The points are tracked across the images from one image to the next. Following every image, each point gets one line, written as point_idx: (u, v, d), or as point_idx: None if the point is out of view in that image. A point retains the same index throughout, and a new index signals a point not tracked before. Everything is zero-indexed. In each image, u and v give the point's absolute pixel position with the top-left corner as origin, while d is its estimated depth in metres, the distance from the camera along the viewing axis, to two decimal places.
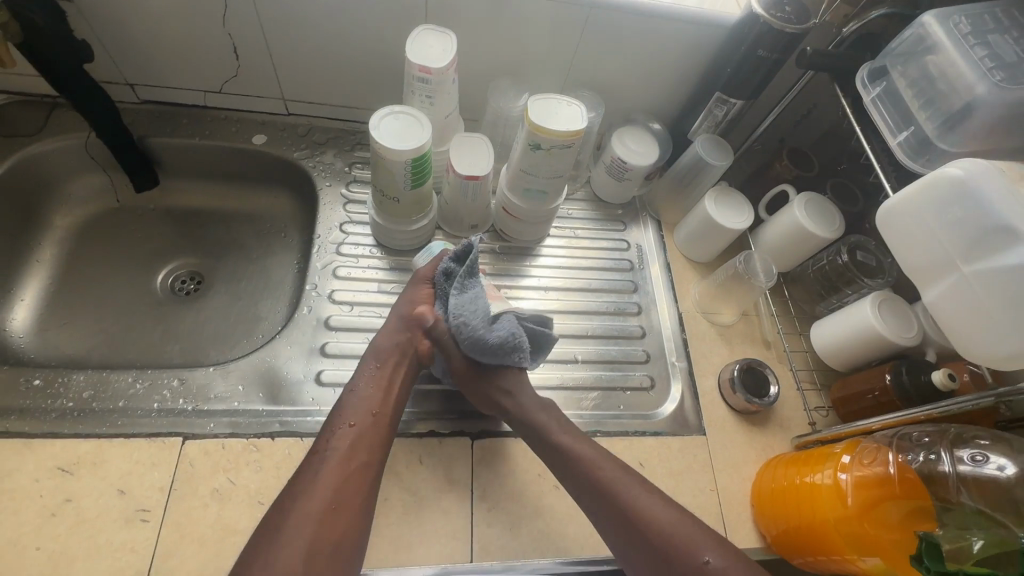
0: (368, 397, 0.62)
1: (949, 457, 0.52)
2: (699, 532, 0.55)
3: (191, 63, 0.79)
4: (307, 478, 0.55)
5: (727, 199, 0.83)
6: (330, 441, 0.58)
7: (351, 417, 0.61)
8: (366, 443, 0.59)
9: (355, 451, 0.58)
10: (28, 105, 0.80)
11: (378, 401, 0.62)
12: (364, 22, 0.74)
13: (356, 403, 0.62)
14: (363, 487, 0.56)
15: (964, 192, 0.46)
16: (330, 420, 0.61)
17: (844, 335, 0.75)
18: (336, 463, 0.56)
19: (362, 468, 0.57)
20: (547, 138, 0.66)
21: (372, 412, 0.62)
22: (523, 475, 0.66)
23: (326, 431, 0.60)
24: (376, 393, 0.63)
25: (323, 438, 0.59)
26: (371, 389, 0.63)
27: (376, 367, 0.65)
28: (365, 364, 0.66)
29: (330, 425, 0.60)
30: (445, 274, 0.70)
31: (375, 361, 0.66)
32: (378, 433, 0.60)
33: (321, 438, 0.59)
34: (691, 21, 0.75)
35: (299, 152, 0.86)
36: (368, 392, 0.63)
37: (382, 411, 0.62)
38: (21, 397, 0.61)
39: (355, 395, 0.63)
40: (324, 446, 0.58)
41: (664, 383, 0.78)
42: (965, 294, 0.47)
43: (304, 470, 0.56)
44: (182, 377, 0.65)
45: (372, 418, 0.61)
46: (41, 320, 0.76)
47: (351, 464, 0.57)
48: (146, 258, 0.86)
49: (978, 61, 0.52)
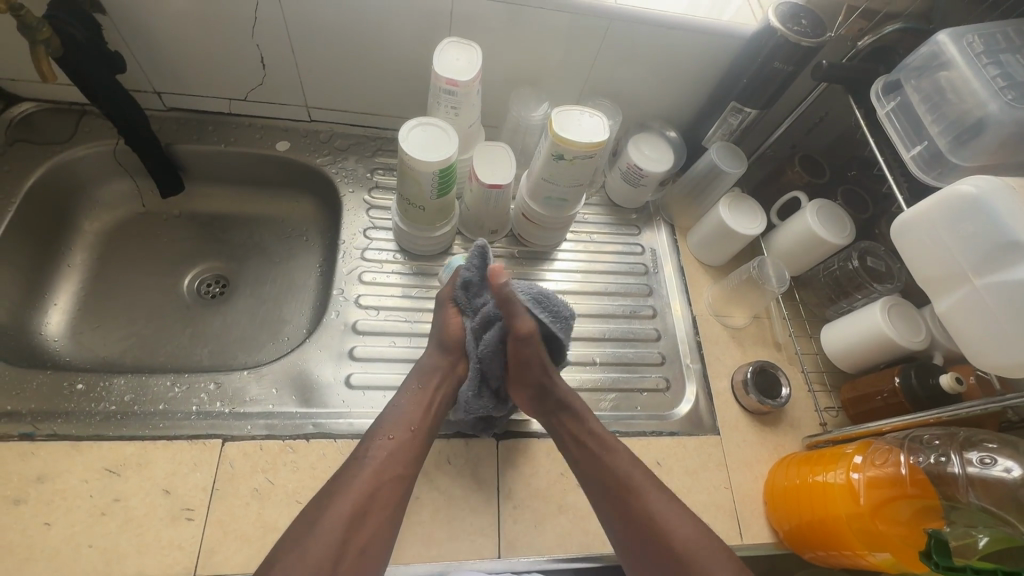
0: (409, 413, 0.64)
1: (958, 459, 0.54)
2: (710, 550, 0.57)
3: (218, 72, 0.80)
4: (345, 478, 0.58)
5: (740, 205, 0.85)
6: (369, 449, 0.61)
7: (391, 430, 0.62)
8: (403, 456, 0.61)
9: (391, 462, 0.60)
10: (59, 113, 0.82)
11: (418, 418, 0.64)
12: (388, 34, 0.76)
13: (397, 416, 0.64)
14: (392, 499, 0.58)
15: (977, 209, 0.48)
16: (373, 427, 0.63)
17: (854, 339, 0.77)
18: (372, 471, 0.59)
19: (395, 480, 0.59)
20: (570, 148, 0.68)
21: (411, 428, 0.63)
22: (547, 474, 0.69)
23: (368, 437, 0.62)
24: (416, 409, 0.65)
25: (364, 444, 0.61)
26: (412, 405, 0.65)
27: (418, 387, 0.66)
28: (410, 381, 0.67)
29: (371, 433, 0.62)
30: (465, 285, 0.70)
31: (420, 382, 0.67)
32: (415, 450, 0.62)
33: (363, 442, 0.62)
34: (708, 33, 0.76)
35: (321, 159, 0.88)
36: (408, 408, 0.64)
37: (420, 428, 0.63)
38: (67, 401, 0.63)
39: (396, 409, 0.64)
40: (363, 453, 0.60)
41: (679, 385, 0.81)
42: (977, 305, 0.50)
43: (344, 471, 0.59)
44: (219, 381, 0.68)
45: (411, 433, 0.63)
46: (74, 324, 0.78)
47: (386, 474, 0.59)
48: (172, 262, 0.88)
49: (990, 81, 0.54)
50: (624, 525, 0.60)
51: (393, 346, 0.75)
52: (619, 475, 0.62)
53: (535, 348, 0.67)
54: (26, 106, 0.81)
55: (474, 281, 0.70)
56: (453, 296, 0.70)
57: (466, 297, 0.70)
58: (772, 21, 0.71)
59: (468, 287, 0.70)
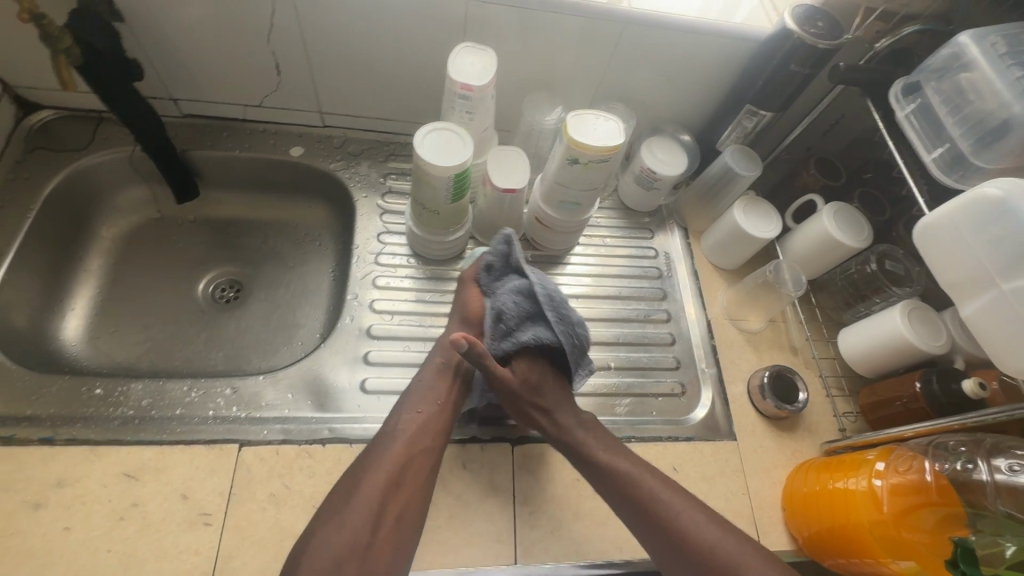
0: (434, 386, 0.66)
1: (986, 466, 0.54)
2: (739, 545, 0.58)
3: (234, 79, 0.81)
4: (376, 453, 0.60)
5: (755, 208, 0.85)
6: (398, 423, 0.62)
7: (419, 405, 0.64)
8: (431, 428, 0.63)
9: (420, 436, 0.62)
10: (77, 120, 0.83)
11: (443, 393, 0.66)
12: (402, 39, 0.76)
13: (423, 391, 0.66)
14: (423, 469, 0.60)
15: (1002, 212, 0.48)
16: (401, 402, 0.65)
17: (872, 343, 0.76)
18: (402, 443, 0.60)
19: (425, 452, 0.61)
20: (585, 153, 0.68)
21: (437, 402, 0.65)
22: (563, 480, 0.69)
23: (395, 412, 0.64)
24: (440, 384, 0.67)
25: (392, 420, 0.63)
26: (436, 380, 0.67)
27: (440, 364, 0.68)
28: (433, 356, 0.69)
29: (399, 409, 0.64)
30: (488, 269, 0.73)
31: (443, 356, 0.69)
32: (441, 422, 0.64)
33: (391, 419, 0.63)
34: (723, 36, 0.76)
35: (335, 164, 0.89)
36: (433, 383, 0.66)
37: (447, 401, 0.66)
38: (85, 406, 0.63)
39: (422, 384, 0.66)
40: (393, 427, 0.62)
41: (695, 390, 0.80)
42: (1004, 309, 0.49)
43: (375, 446, 0.61)
44: (235, 386, 0.68)
45: (437, 407, 0.65)
46: (92, 329, 0.79)
47: (417, 447, 0.61)
48: (187, 267, 0.88)
49: (1014, 82, 0.54)
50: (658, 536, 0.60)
51: (407, 351, 0.75)
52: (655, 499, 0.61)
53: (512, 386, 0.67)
54: (45, 114, 0.82)
55: (495, 267, 0.73)
56: (477, 277, 0.74)
57: (485, 281, 0.73)
58: (788, 24, 0.70)
59: (489, 272, 0.73)
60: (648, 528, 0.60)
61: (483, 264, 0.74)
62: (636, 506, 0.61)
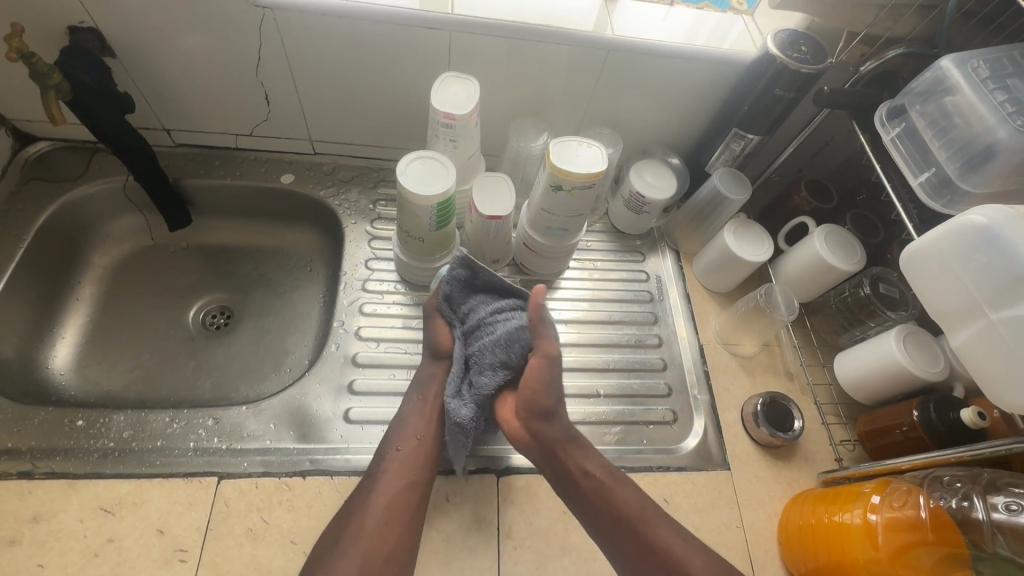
0: (413, 422, 0.65)
1: (983, 504, 0.51)
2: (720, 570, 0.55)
3: (225, 110, 0.82)
4: (361, 497, 0.59)
5: (745, 231, 0.84)
6: (380, 464, 0.62)
7: (399, 442, 0.63)
8: (414, 464, 0.62)
9: (403, 473, 0.61)
10: (73, 151, 0.84)
11: (422, 426, 0.65)
12: (388, 70, 0.77)
13: (403, 429, 0.65)
14: (411, 505, 0.59)
15: (988, 239, 0.46)
16: (381, 443, 0.65)
17: (868, 369, 0.74)
18: (385, 483, 0.60)
19: (409, 488, 0.60)
20: (568, 179, 0.68)
21: (416, 436, 0.64)
22: (549, 513, 0.67)
23: (377, 454, 0.63)
24: (420, 418, 0.66)
25: (374, 461, 0.63)
26: (414, 416, 0.66)
27: (417, 398, 0.67)
28: (410, 393, 0.68)
29: (379, 450, 0.64)
30: (447, 299, 0.69)
31: (419, 393, 0.68)
32: (424, 455, 0.63)
33: (373, 461, 0.63)
34: (707, 61, 0.76)
35: (325, 191, 0.89)
36: (411, 419, 0.66)
37: (427, 436, 0.64)
38: (66, 438, 0.63)
39: (402, 423, 0.65)
40: (375, 469, 0.61)
41: (687, 417, 0.78)
42: (995, 340, 0.47)
43: (359, 491, 0.60)
44: (217, 417, 0.67)
45: (417, 442, 0.64)
46: (81, 357, 0.79)
47: (400, 485, 0.60)
48: (178, 294, 0.89)
49: (998, 106, 0.52)
50: (625, 551, 0.59)
51: (392, 379, 0.75)
52: (629, 514, 0.59)
53: (557, 370, 0.64)
54: (41, 145, 0.84)
55: (455, 295, 0.69)
56: (439, 309, 0.70)
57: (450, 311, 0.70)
58: (770, 48, 0.70)
59: (450, 301, 0.69)
60: (636, 552, 0.58)
61: (441, 296, 0.70)
62: (609, 522, 0.60)
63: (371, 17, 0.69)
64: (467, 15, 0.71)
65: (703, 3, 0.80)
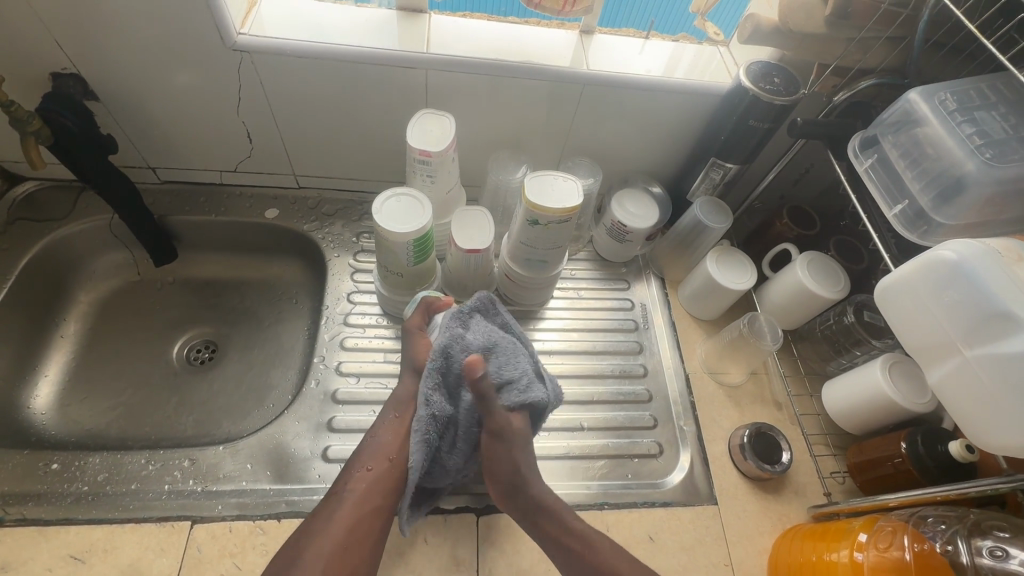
0: (387, 442, 0.64)
1: (966, 548, 0.50)
2: None
3: (209, 147, 0.83)
4: (323, 516, 0.57)
5: (728, 259, 0.83)
6: (347, 483, 0.60)
7: (369, 461, 0.62)
8: (382, 486, 0.61)
9: (370, 496, 0.60)
10: (60, 190, 0.86)
11: (395, 447, 0.63)
12: (369, 108, 0.78)
13: (375, 448, 0.63)
14: (373, 532, 0.58)
15: (958, 275, 0.46)
16: (351, 461, 0.63)
17: (855, 399, 0.73)
18: (352, 503, 0.58)
19: (374, 514, 0.59)
20: (544, 213, 0.68)
21: (389, 457, 0.63)
22: (530, 553, 0.65)
23: (344, 472, 0.62)
24: (394, 438, 0.64)
25: (341, 479, 0.61)
26: (389, 434, 0.64)
27: (394, 417, 0.66)
28: (387, 411, 0.67)
29: (349, 466, 0.62)
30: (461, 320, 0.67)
31: (396, 410, 0.66)
32: (391, 480, 0.61)
33: (340, 478, 0.61)
34: (683, 93, 0.77)
35: (308, 225, 0.90)
36: (386, 437, 0.64)
37: (399, 456, 0.63)
38: (40, 482, 0.63)
39: (375, 442, 0.64)
40: (341, 487, 0.60)
41: (673, 451, 0.76)
42: (970, 378, 0.46)
43: (321, 509, 0.58)
44: (193, 457, 0.67)
45: (389, 463, 0.62)
46: (62, 396, 0.79)
47: (364, 508, 0.59)
48: (162, 329, 0.89)
49: (966, 139, 0.52)
50: None
51: (373, 415, 0.74)
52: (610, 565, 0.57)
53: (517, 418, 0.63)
54: (28, 185, 0.85)
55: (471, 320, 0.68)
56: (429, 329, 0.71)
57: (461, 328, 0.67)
58: (743, 81, 0.70)
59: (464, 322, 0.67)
60: None
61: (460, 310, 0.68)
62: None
63: (347, 58, 0.70)
64: (442, 53, 0.72)
65: (680, 35, 0.81)
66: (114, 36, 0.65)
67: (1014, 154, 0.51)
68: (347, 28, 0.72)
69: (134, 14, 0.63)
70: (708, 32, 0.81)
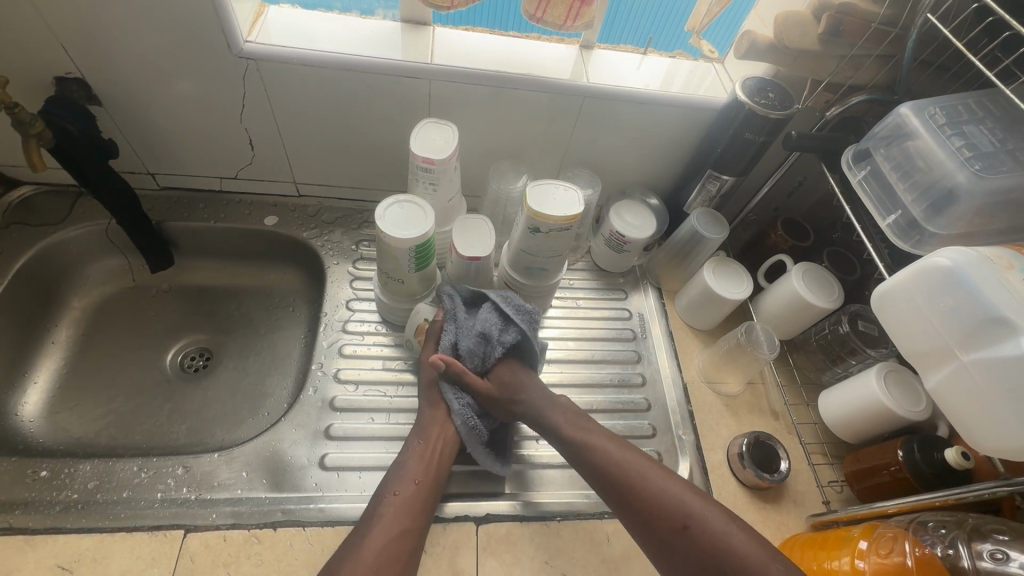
0: (413, 466, 0.63)
1: (967, 551, 0.50)
2: None
3: (210, 154, 0.83)
4: (356, 542, 0.57)
5: (725, 270, 0.84)
6: (377, 508, 0.59)
7: (396, 486, 0.61)
8: (411, 509, 0.60)
9: (399, 518, 0.59)
10: (56, 195, 0.85)
11: (421, 470, 0.63)
12: (373, 117, 0.79)
13: (401, 473, 0.63)
14: (405, 553, 0.57)
15: (954, 281, 0.47)
16: (379, 488, 0.62)
17: (851, 407, 0.74)
18: (379, 530, 0.57)
19: (405, 534, 0.58)
20: (545, 221, 0.69)
21: (415, 480, 0.62)
22: (531, 563, 0.64)
23: (374, 498, 0.61)
24: (419, 463, 0.64)
25: (372, 506, 0.60)
26: (414, 460, 0.64)
27: (419, 441, 0.66)
28: (409, 441, 0.67)
29: (378, 493, 0.61)
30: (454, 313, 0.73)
31: (420, 437, 0.67)
32: (421, 501, 0.61)
33: (369, 505, 0.60)
34: (681, 107, 0.78)
35: (308, 233, 0.90)
36: (411, 463, 0.64)
37: (426, 479, 0.63)
38: (27, 490, 0.61)
39: (399, 468, 0.63)
40: (371, 513, 0.59)
41: (672, 460, 0.76)
42: (967, 382, 0.47)
43: (351, 536, 0.58)
44: (187, 465, 0.66)
45: (416, 486, 0.62)
46: (51, 403, 0.77)
47: (396, 529, 0.58)
48: (156, 337, 0.88)
49: (956, 152, 0.54)
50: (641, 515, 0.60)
51: (371, 423, 0.73)
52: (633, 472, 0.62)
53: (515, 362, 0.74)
54: (25, 189, 0.84)
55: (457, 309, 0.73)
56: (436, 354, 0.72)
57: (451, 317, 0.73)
58: (740, 95, 0.72)
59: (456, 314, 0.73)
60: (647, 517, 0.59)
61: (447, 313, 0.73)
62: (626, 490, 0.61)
63: (351, 67, 0.71)
64: (445, 64, 0.73)
65: (676, 52, 0.83)
66: (119, 41, 0.66)
67: (1001, 166, 0.53)
68: (351, 39, 0.73)
69: (141, 20, 0.64)
70: (703, 49, 0.83)
